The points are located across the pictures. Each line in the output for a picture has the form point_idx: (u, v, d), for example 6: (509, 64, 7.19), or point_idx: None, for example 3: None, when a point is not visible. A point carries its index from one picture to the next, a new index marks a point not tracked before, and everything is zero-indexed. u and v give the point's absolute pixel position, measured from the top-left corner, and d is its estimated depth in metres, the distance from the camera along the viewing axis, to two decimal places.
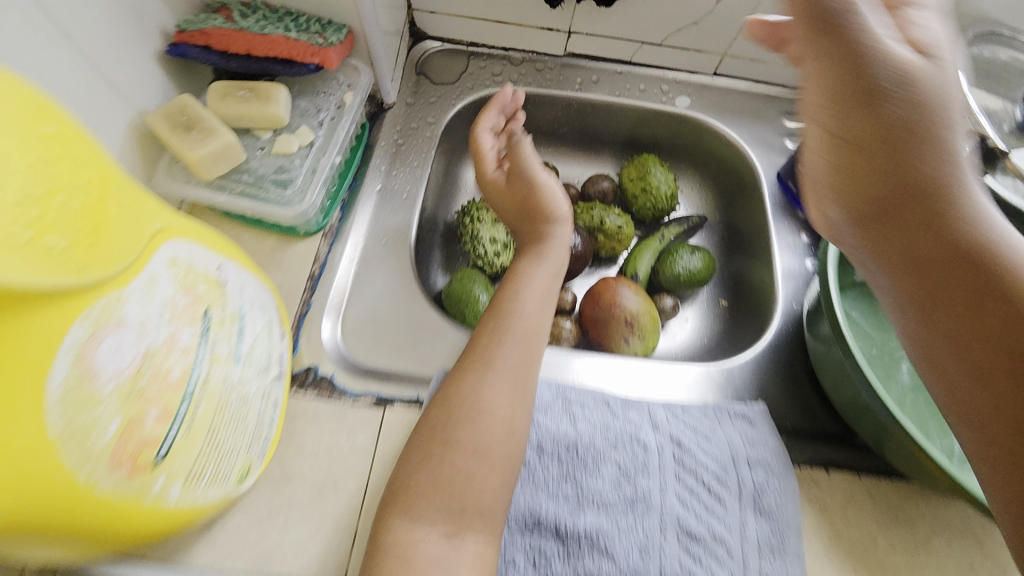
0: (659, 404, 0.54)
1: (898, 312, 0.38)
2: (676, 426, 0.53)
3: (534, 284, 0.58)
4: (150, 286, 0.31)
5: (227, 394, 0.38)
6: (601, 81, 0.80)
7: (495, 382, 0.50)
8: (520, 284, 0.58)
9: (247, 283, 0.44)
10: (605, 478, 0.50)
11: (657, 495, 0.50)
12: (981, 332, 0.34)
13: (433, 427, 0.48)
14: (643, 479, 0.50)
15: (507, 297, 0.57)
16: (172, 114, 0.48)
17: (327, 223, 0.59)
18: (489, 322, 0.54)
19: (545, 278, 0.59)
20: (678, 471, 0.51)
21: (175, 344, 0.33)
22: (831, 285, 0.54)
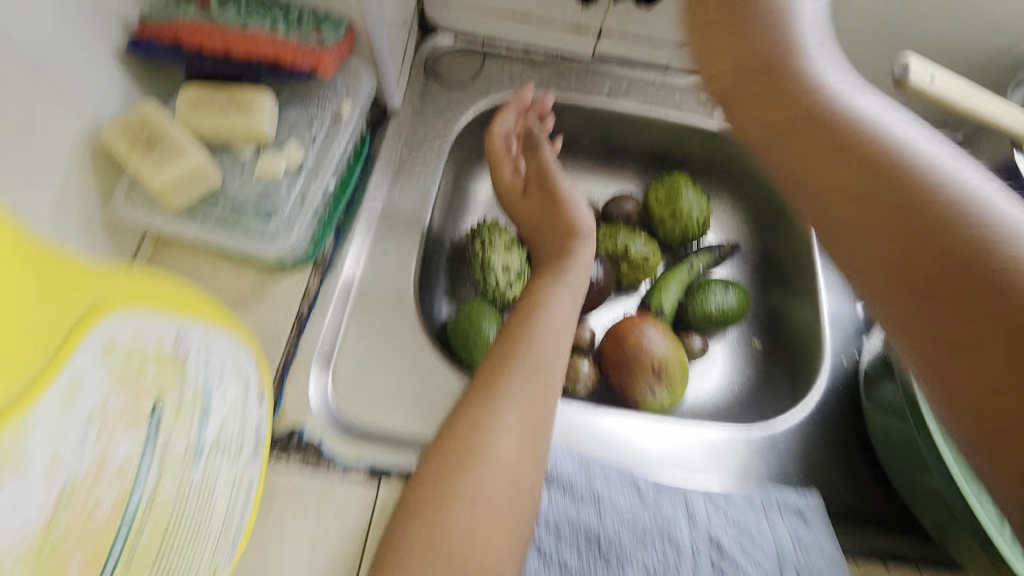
0: (699, 491, 0.48)
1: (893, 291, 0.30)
2: (715, 522, 0.47)
3: (553, 318, 0.51)
4: (68, 398, 0.24)
5: (185, 503, 0.30)
6: (633, 91, 0.71)
7: (509, 440, 0.44)
8: (536, 316, 0.50)
9: (219, 345, 0.35)
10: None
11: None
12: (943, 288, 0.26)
13: (434, 485, 0.42)
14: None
15: (517, 333, 0.49)
16: (131, 127, 0.39)
17: (317, 253, 0.51)
18: (493, 361, 0.48)
19: (566, 309, 0.52)
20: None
21: (107, 464, 0.26)
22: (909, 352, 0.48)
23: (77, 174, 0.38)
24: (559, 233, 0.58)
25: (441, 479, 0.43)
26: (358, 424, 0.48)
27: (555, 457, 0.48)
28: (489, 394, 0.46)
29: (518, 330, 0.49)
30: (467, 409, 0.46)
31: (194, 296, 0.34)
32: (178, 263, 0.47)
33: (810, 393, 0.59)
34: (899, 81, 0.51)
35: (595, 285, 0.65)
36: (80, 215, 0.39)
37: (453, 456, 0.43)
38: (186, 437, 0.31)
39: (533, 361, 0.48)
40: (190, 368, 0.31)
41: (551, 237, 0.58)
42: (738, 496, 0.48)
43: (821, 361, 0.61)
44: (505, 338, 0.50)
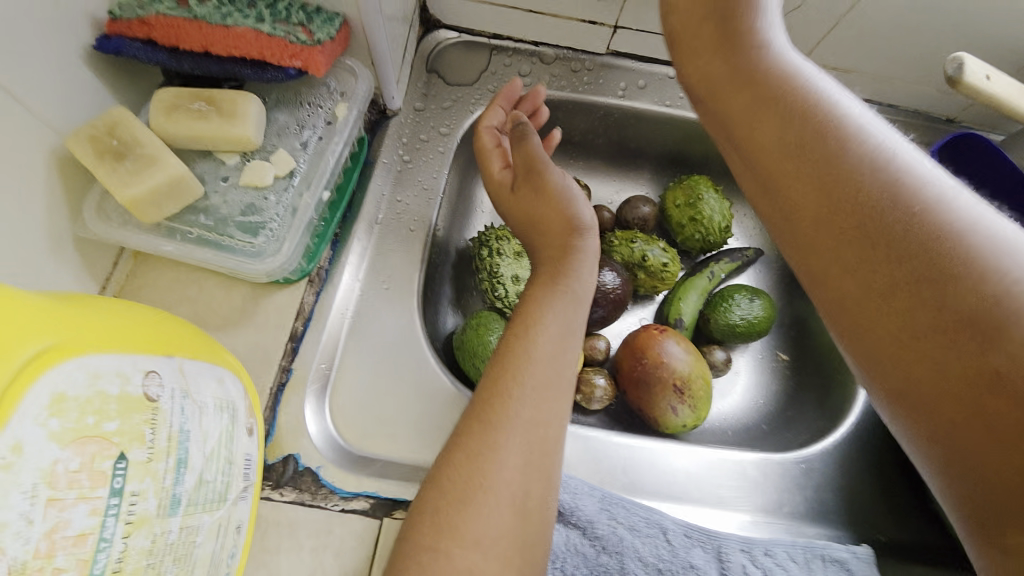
0: (733, 541, 0.45)
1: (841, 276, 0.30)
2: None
3: (556, 325, 0.43)
4: (11, 459, 0.21)
5: (161, 561, 0.26)
6: (649, 87, 0.66)
7: (515, 471, 0.37)
8: (536, 324, 0.42)
9: (197, 378, 0.31)
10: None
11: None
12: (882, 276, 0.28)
13: (431, 525, 0.36)
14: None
15: (516, 344, 0.42)
16: (98, 135, 0.36)
17: (313, 268, 0.47)
18: (490, 382, 0.40)
19: (569, 314, 0.44)
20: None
21: (62, 532, 0.22)
22: None
23: (44, 189, 0.35)
24: (553, 223, 0.48)
25: (437, 516, 0.36)
26: (360, 449, 0.45)
27: (575, 493, 0.45)
28: (488, 418, 0.39)
29: (519, 340, 0.42)
30: (463, 435, 0.38)
31: (165, 332, 0.31)
32: (162, 280, 0.44)
33: (849, 413, 0.55)
34: (953, 79, 0.46)
35: (613, 294, 0.60)
36: (49, 233, 0.35)
37: (449, 489, 0.37)
38: (161, 488, 0.26)
39: (539, 376, 0.40)
40: (164, 409, 0.27)
41: (540, 228, 0.49)
42: (784, 552, 0.45)
43: (858, 377, 0.56)
44: (501, 350, 0.42)
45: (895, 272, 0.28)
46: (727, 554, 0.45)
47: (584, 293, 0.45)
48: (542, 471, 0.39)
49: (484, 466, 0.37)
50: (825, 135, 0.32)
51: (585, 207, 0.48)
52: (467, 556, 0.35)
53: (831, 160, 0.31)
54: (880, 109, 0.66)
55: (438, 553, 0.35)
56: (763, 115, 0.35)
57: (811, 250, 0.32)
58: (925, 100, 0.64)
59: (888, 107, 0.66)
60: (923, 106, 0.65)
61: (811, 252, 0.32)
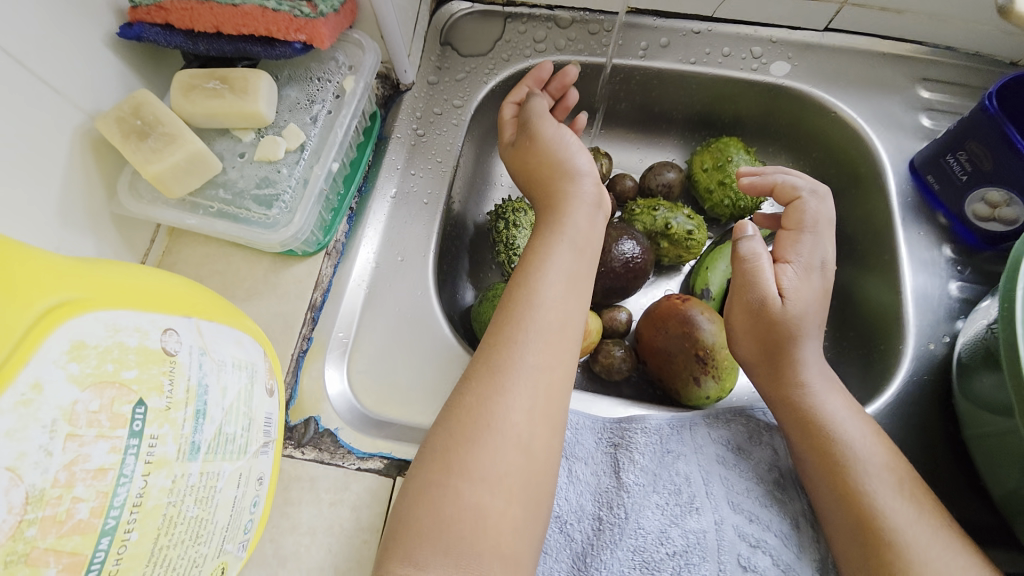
0: (719, 421, 0.45)
1: (767, 376, 0.44)
2: (740, 466, 0.43)
3: (560, 282, 0.42)
4: (31, 397, 0.23)
5: (182, 501, 0.29)
6: (672, 45, 0.62)
7: (519, 406, 0.37)
8: (538, 273, 0.42)
9: (215, 337, 0.33)
10: (647, 532, 0.40)
11: (714, 540, 0.39)
12: (805, 425, 0.42)
13: (439, 463, 0.36)
14: (697, 524, 0.40)
15: (520, 300, 0.41)
16: (125, 116, 0.38)
17: (329, 240, 0.49)
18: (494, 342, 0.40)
19: (569, 262, 0.44)
20: (743, 523, 0.40)
21: (83, 467, 0.24)
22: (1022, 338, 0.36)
23: (79, 166, 0.38)
24: (547, 169, 0.49)
25: (446, 454, 0.36)
26: (376, 413, 0.47)
27: (577, 427, 0.45)
28: (487, 359, 0.39)
29: (512, 299, 0.42)
30: (471, 379, 0.39)
31: (189, 295, 0.34)
32: (193, 254, 0.47)
33: (888, 385, 0.50)
34: (1003, 10, 0.42)
35: (634, 262, 0.58)
36: (88, 208, 0.39)
37: (457, 431, 0.37)
38: (179, 434, 0.28)
39: (538, 324, 0.40)
40: (181, 363, 0.30)
41: (535, 176, 0.50)
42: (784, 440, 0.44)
43: (902, 346, 0.51)
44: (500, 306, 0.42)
45: (802, 432, 0.42)
46: (722, 418, 0.46)
47: (581, 241, 0.45)
48: (551, 423, 0.39)
49: (484, 419, 0.37)
50: (783, 370, 0.43)
51: (579, 154, 0.49)
52: (478, 489, 0.35)
53: (791, 401, 0.43)
54: (935, 52, 0.61)
55: (447, 489, 0.35)
56: (748, 334, 0.45)
57: (746, 337, 0.45)
58: (988, 40, 0.58)
59: (945, 49, 0.60)
60: (986, 47, 0.59)
61: (750, 344, 0.45)
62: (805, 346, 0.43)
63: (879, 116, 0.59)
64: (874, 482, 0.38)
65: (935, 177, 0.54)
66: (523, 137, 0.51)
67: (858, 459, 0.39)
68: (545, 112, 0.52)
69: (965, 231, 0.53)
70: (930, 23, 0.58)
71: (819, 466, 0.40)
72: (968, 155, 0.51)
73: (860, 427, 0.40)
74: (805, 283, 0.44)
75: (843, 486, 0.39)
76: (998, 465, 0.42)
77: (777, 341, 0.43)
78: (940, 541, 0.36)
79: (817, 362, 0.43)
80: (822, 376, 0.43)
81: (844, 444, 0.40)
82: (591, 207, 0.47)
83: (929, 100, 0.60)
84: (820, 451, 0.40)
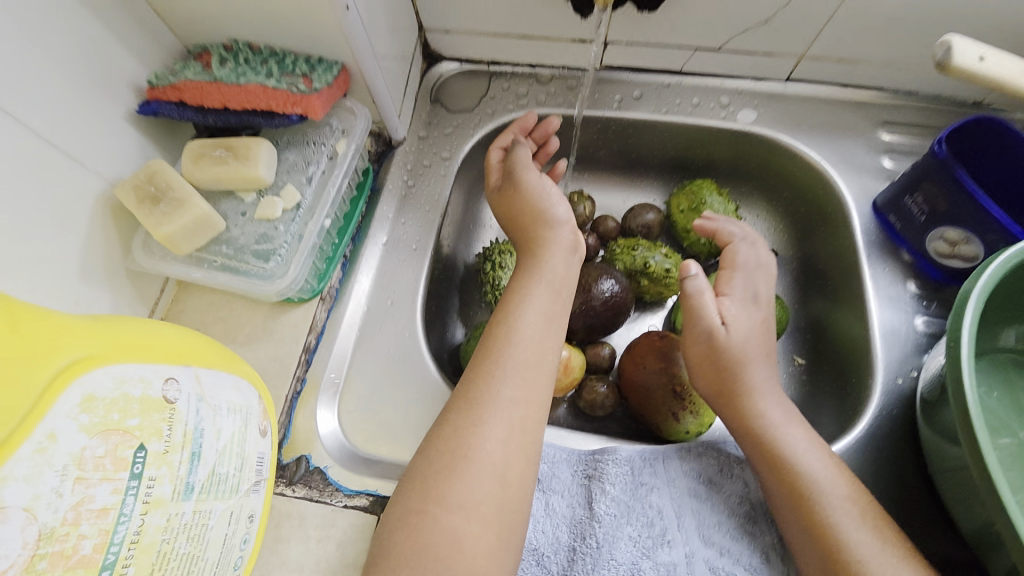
0: (690, 455, 0.47)
1: (729, 410, 0.46)
2: (711, 499, 0.45)
3: (535, 321, 0.45)
4: (46, 445, 0.26)
5: (176, 538, 0.31)
6: (645, 97, 0.67)
7: (496, 441, 0.40)
8: (513, 314, 0.45)
9: (213, 384, 0.36)
10: (620, 564, 0.42)
11: (684, 572, 0.41)
12: (770, 457, 0.43)
13: (419, 490, 0.38)
14: (667, 557, 0.42)
15: (496, 340, 0.44)
16: (140, 183, 0.43)
17: (323, 287, 0.53)
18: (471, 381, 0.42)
19: (546, 303, 0.47)
20: (714, 556, 0.42)
21: (87, 509, 0.27)
22: (967, 377, 0.39)
23: (99, 229, 0.42)
24: (528, 216, 0.53)
25: (425, 483, 0.39)
26: (364, 451, 0.49)
27: (553, 460, 0.47)
28: (464, 394, 0.42)
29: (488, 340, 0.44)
30: (451, 411, 0.41)
31: (191, 345, 0.37)
32: (198, 302, 0.51)
33: (860, 418, 0.51)
34: (942, 63, 0.43)
35: (614, 300, 0.61)
36: (105, 265, 0.43)
37: (432, 473, 0.39)
38: (176, 476, 0.32)
39: (514, 364, 0.43)
40: (180, 409, 0.33)
41: (518, 221, 0.54)
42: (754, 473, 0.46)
43: (872, 380, 0.53)
44: (481, 342, 0.45)
45: (769, 465, 0.43)
46: (694, 451, 0.47)
47: (558, 283, 0.49)
48: (525, 458, 0.41)
49: (460, 454, 0.39)
50: (742, 404, 0.45)
51: (558, 204, 0.53)
52: (454, 517, 0.37)
53: (754, 434, 0.44)
54: (893, 97, 0.65)
55: (426, 515, 0.37)
56: (704, 368, 0.46)
57: (700, 370, 0.47)
58: (943, 84, 0.62)
59: (902, 95, 0.64)
60: (944, 90, 0.63)
61: (706, 378, 0.46)
62: (756, 377, 0.45)
63: (841, 158, 0.63)
64: (837, 513, 0.39)
65: (897, 217, 0.56)
66: (508, 184, 0.56)
67: (822, 491, 0.40)
68: (529, 162, 0.56)
69: (929, 267, 0.55)
70: (885, 72, 0.62)
71: (785, 498, 0.41)
72: (925, 196, 0.53)
73: (820, 458, 0.42)
74: (743, 312, 0.47)
75: (810, 519, 0.40)
76: (963, 500, 0.43)
77: (729, 373, 0.45)
78: (903, 574, 0.36)
79: (772, 395, 0.45)
80: (780, 408, 0.45)
81: (807, 476, 0.41)
82: (565, 252, 0.50)
83: (891, 142, 0.64)
84: (785, 483, 0.41)
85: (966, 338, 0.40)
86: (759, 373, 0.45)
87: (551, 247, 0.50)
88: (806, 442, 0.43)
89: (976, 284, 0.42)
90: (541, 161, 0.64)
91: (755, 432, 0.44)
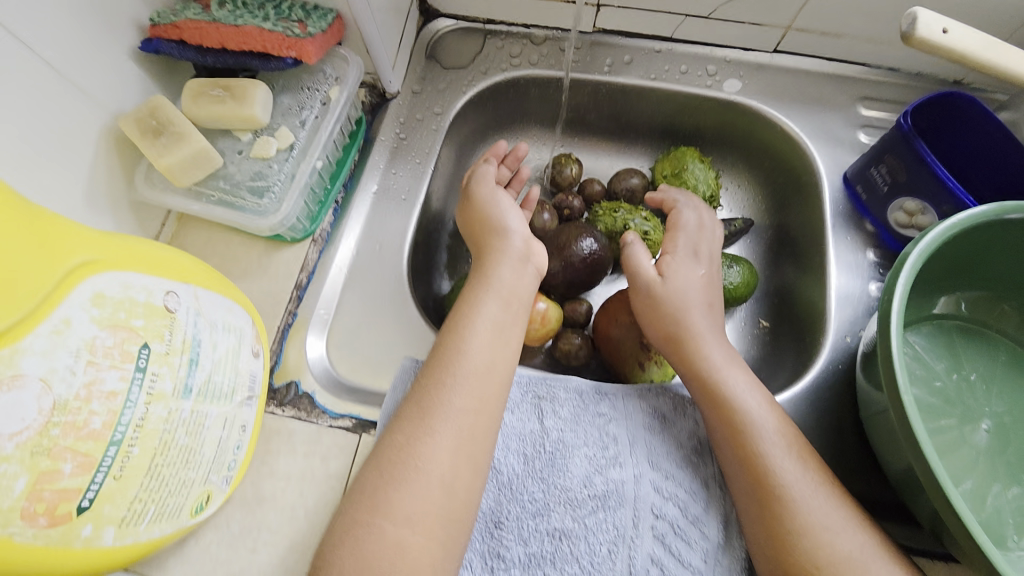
0: (645, 392, 0.52)
1: (678, 354, 0.51)
2: (662, 431, 0.50)
3: (483, 325, 0.48)
4: (62, 328, 0.30)
5: (175, 431, 0.35)
6: (635, 62, 0.69)
7: (439, 438, 0.43)
8: (462, 323, 0.49)
9: (210, 301, 0.40)
10: (574, 477, 0.48)
11: (631, 489, 0.47)
12: (711, 395, 0.48)
13: (378, 468, 0.42)
14: (617, 475, 0.48)
15: (444, 345, 0.47)
16: (143, 117, 0.46)
17: (315, 229, 0.56)
18: (427, 376, 0.46)
19: (495, 313, 0.50)
20: (659, 478, 0.48)
21: (97, 391, 0.31)
22: (894, 331, 0.42)
23: (104, 159, 0.45)
24: (483, 228, 0.57)
25: (384, 454, 0.43)
26: (349, 380, 0.53)
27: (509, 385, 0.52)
28: (440, 342, 0.48)
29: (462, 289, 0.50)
30: (402, 419, 0.44)
31: (192, 267, 0.40)
32: (197, 237, 0.54)
33: (807, 372, 0.56)
34: (905, 35, 0.45)
35: (592, 258, 0.63)
36: (110, 193, 0.46)
37: (415, 400, 0.45)
38: (176, 375, 0.36)
39: (461, 372, 0.46)
40: (179, 319, 0.37)
41: (475, 233, 0.58)
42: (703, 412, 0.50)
43: (823, 339, 0.57)
44: (432, 355, 0.48)
45: (710, 403, 0.47)
46: (654, 391, 0.52)
47: (507, 293, 0.51)
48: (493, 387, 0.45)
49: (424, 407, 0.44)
50: (689, 349, 0.50)
51: (510, 215, 0.57)
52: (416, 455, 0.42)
53: (699, 376, 0.49)
54: (876, 74, 0.66)
55: (371, 524, 0.40)
56: (649, 317, 0.53)
57: (645, 320, 0.53)
58: (923, 63, 0.64)
59: (885, 71, 0.66)
60: (925, 68, 0.64)
61: (652, 326, 0.52)
62: (699, 326, 0.51)
63: (819, 131, 0.65)
64: (767, 445, 0.44)
65: (863, 188, 0.59)
66: (473, 198, 0.60)
67: (755, 425, 0.45)
68: (491, 178, 0.60)
69: (889, 239, 0.59)
70: (869, 47, 0.64)
71: (724, 431, 0.46)
72: (887, 168, 0.56)
73: (758, 398, 0.46)
74: (684, 267, 0.54)
75: (741, 448, 0.44)
76: (886, 444, 0.47)
77: (670, 320, 0.51)
78: (819, 494, 0.42)
79: (716, 343, 0.50)
80: (724, 354, 0.49)
81: (743, 413, 0.45)
82: (517, 262, 0.54)
83: (869, 118, 0.66)
84: (722, 418, 0.46)
85: (899, 298, 0.43)
86: (699, 321, 0.51)
87: (499, 258, 0.53)
88: (746, 383, 0.47)
89: (915, 249, 0.45)
90: (516, 187, 0.65)
91: (699, 373, 0.49)
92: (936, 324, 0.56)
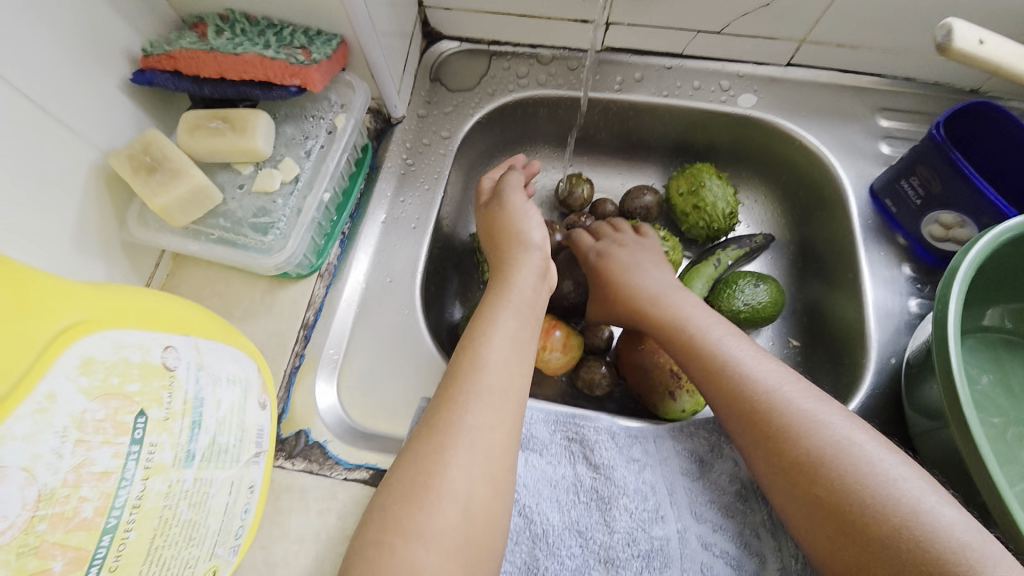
0: (678, 435, 0.48)
1: (663, 327, 0.51)
2: (703, 478, 0.46)
3: (500, 341, 0.45)
4: (46, 405, 0.26)
5: (177, 505, 0.31)
6: (645, 79, 0.67)
7: (461, 471, 0.39)
8: (479, 340, 0.44)
9: (212, 352, 0.36)
10: (615, 532, 0.44)
11: (677, 548, 0.43)
12: (700, 360, 0.47)
13: (400, 497, 0.38)
14: (660, 531, 0.44)
15: (463, 358, 0.44)
16: (136, 153, 0.42)
17: (322, 263, 0.53)
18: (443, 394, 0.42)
19: (513, 330, 0.46)
20: (706, 532, 0.44)
21: (89, 471, 0.27)
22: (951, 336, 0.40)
23: (95, 198, 0.42)
24: (504, 235, 0.54)
25: (411, 477, 0.38)
26: (363, 427, 0.49)
27: (531, 421, 0.48)
28: (455, 373, 0.43)
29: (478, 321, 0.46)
30: (412, 442, 0.41)
31: (191, 316, 0.37)
32: (196, 277, 0.50)
33: (854, 398, 0.53)
34: (942, 46, 0.43)
35: None
36: (101, 236, 0.43)
37: (426, 437, 0.40)
38: (176, 442, 0.32)
39: (477, 390, 0.42)
40: (179, 376, 0.33)
41: (496, 239, 0.55)
42: None
43: (865, 359, 0.54)
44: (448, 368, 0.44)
45: (701, 367, 0.47)
46: (688, 431, 0.48)
47: (525, 307, 0.48)
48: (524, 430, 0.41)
49: (442, 444, 0.39)
50: (671, 321, 0.50)
51: (533, 227, 0.53)
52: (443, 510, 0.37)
53: (685, 341, 0.49)
54: (893, 83, 0.65)
55: (382, 546, 0.36)
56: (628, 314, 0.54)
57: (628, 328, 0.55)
58: (942, 70, 0.62)
59: (902, 81, 0.65)
60: (943, 77, 0.63)
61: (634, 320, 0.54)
62: (674, 302, 0.52)
63: (840, 143, 0.63)
64: (771, 395, 0.42)
65: (893, 201, 0.57)
66: (497, 202, 0.57)
67: (750, 375, 0.44)
68: (518, 184, 0.57)
69: (924, 252, 0.56)
70: (885, 56, 0.62)
71: (727, 388, 0.44)
72: (921, 179, 0.54)
73: (745, 350, 0.46)
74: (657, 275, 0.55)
75: (742, 408, 0.43)
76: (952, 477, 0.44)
77: (648, 312, 0.53)
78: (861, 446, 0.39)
79: (698, 313, 0.50)
80: (704, 320, 0.49)
81: (734, 369, 0.44)
82: (535, 277, 0.50)
83: (889, 128, 0.64)
84: (712, 379, 0.45)
85: (954, 306, 0.41)
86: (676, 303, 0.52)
87: (519, 268, 0.50)
88: (731, 339, 0.47)
89: (965, 258, 0.42)
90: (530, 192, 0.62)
91: (683, 342, 0.49)
92: (976, 341, 0.53)
